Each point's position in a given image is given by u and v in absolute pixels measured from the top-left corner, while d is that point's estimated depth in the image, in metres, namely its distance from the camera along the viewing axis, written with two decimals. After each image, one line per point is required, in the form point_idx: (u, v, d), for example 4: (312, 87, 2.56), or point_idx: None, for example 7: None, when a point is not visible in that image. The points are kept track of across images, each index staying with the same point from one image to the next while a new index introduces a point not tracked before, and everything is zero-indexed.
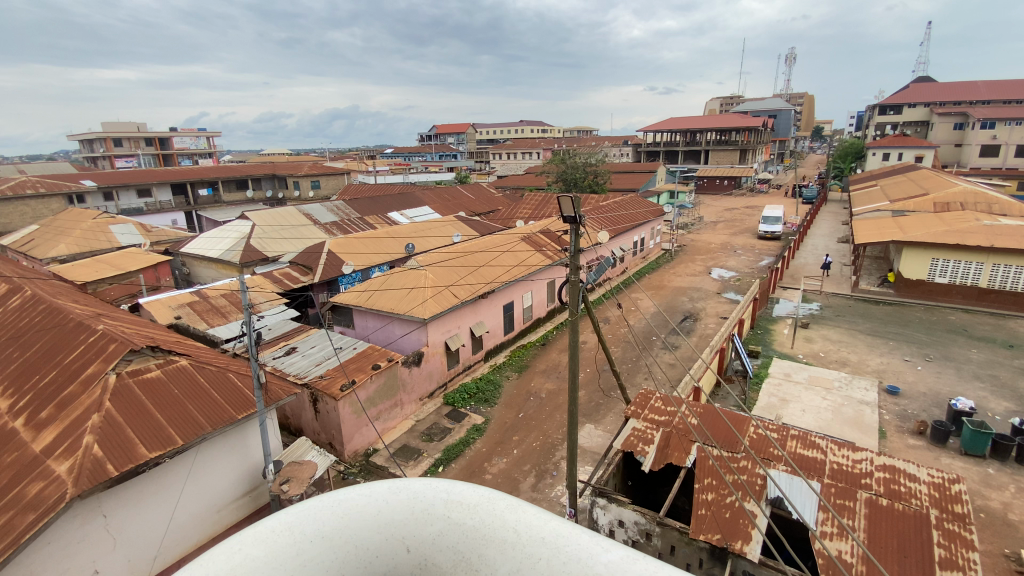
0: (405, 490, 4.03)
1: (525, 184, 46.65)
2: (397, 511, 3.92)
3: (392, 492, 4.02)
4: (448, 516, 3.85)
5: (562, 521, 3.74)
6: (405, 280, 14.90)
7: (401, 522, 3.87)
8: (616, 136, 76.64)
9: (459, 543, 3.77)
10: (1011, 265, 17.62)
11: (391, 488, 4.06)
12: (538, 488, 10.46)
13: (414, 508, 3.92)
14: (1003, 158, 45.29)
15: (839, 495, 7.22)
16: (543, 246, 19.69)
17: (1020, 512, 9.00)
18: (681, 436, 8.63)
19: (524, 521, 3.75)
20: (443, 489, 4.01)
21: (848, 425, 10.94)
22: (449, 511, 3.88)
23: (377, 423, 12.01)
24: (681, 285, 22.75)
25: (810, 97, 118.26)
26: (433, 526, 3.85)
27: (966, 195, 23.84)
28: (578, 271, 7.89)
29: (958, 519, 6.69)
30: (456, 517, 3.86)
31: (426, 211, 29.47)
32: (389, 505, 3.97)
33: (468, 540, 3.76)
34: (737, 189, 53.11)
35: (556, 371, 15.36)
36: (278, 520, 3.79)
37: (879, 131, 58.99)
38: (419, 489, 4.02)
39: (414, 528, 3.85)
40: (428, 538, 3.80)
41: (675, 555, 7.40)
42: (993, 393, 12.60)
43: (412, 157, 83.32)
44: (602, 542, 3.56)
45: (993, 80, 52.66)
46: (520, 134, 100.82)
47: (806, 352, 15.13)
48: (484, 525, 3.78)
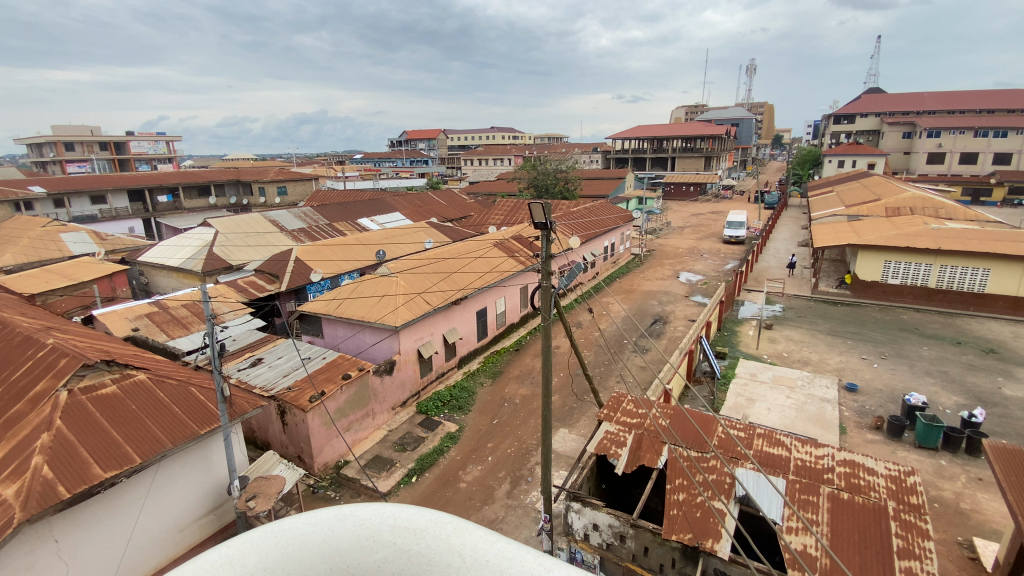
0: (353, 517, 3.86)
1: (496, 190, 46.75)
2: (343, 539, 3.76)
3: (338, 519, 3.86)
4: (394, 543, 3.72)
5: (506, 543, 3.66)
6: (376, 288, 14.68)
7: (346, 550, 3.72)
8: (586, 143, 77.64)
9: (404, 570, 3.62)
10: (957, 265, 18.66)
11: (337, 514, 3.89)
12: (513, 495, 10.43)
13: (360, 535, 3.78)
14: (948, 165, 47.98)
15: (803, 491, 7.45)
16: (516, 252, 19.73)
17: (970, 501, 9.50)
18: (653, 438, 8.77)
19: (469, 543, 3.65)
20: (390, 514, 3.88)
21: (811, 422, 11.35)
22: (396, 537, 3.76)
23: (348, 435, 11.72)
24: (650, 289, 23.21)
25: (770, 107, 122.92)
26: (378, 554, 3.70)
27: (916, 200, 25.10)
28: (550, 277, 7.90)
29: (914, 510, 7.01)
30: (402, 543, 3.73)
31: (396, 216, 29.24)
32: (336, 532, 3.80)
33: (413, 566, 3.61)
34: (702, 196, 54.64)
35: (529, 376, 15.40)
36: (216, 557, 3.53)
37: (834, 139, 61.78)
38: (366, 515, 3.88)
39: (359, 557, 3.69)
40: (373, 565, 3.64)
41: (649, 555, 7.49)
42: (944, 389, 13.26)
43: (382, 163, 82.60)
44: (545, 562, 3.48)
45: (937, 91, 55.81)
46: (491, 139, 101.49)
47: (770, 353, 15.62)
48: (430, 551, 3.66)
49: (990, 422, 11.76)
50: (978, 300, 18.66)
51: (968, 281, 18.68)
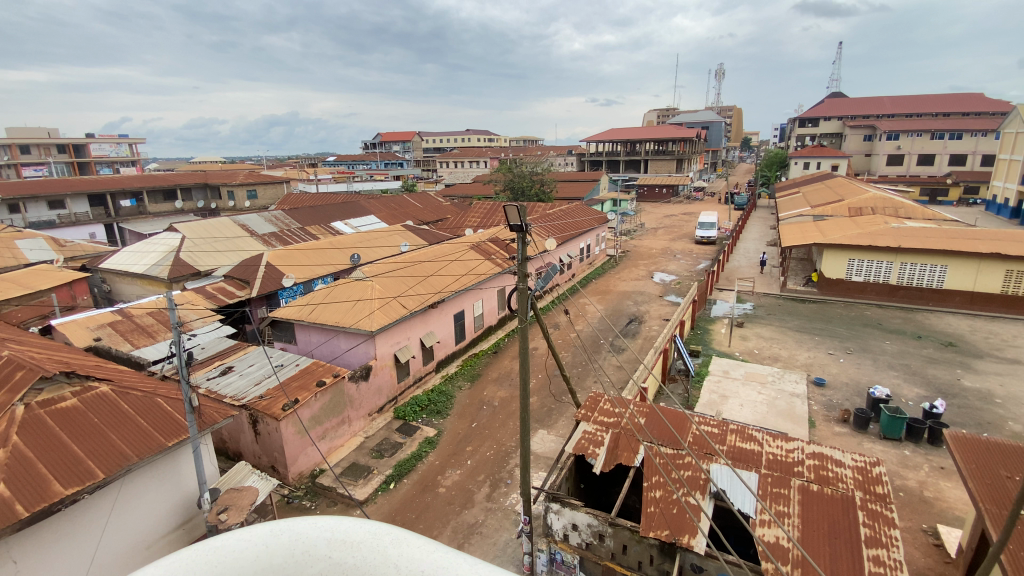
0: (288, 533, 3.43)
1: (472, 192, 46.71)
2: (277, 555, 3.32)
3: (274, 533, 3.43)
4: (329, 558, 3.28)
5: (449, 551, 3.21)
6: (351, 292, 14.46)
7: (278, 567, 3.28)
8: (560, 145, 78.19)
9: None
10: (915, 263, 19.47)
11: (273, 529, 3.47)
12: (493, 498, 10.38)
13: (295, 549, 3.35)
14: (906, 166, 50.08)
15: (774, 483, 7.65)
16: (492, 254, 19.70)
17: (933, 489, 9.90)
18: (630, 437, 8.87)
19: (408, 554, 3.20)
20: (329, 526, 3.45)
21: (782, 416, 11.66)
22: (332, 550, 3.31)
23: (323, 443, 11.48)
24: (625, 289, 23.51)
25: (738, 110, 126.19)
26: (313, 569, 3.26)
27: (877, 200, 26.11)
28: (526, 279, 7.91)
29: (880, 499, 7.28)
30: (338, 557, 3.28)
31: (371, 220, 28.88)
32: (269, 548, 3.38)
33: None
34: (675, 197, 55.76)
35: (507, 379, 15.39)
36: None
37: (799, 142, 63.85)
38: (304, 527, 3.45)
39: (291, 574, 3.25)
40: None
41: (627, 554, 7.56)
42: (906, 381, 13.81)
43: (356, 166, 81.58)
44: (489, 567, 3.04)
45: (896, 96, 58.22)
46: (466, 142, 101.33)
47: (742, 350, 15.99)
48: (367, 564, 3.21)
49: (949, 412, 12.28)
50: (937, 296, 19.50)
51: (927, 278, 19.50)
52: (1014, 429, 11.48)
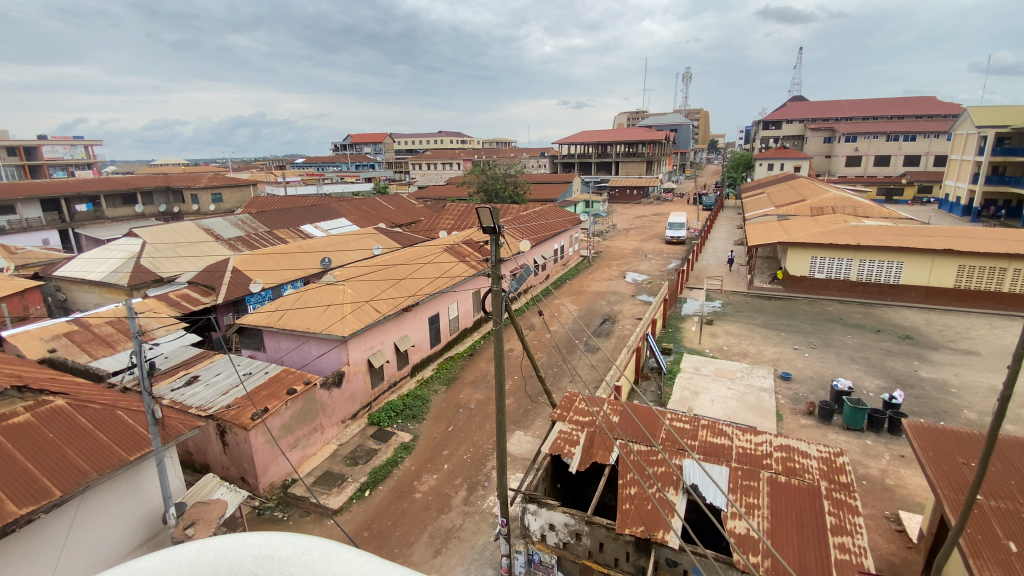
0: (209, 554, 3.17)
1: (445, 194, 46.43)
2: None
3: (198, 554, 3.18)
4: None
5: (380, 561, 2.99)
6: (322, 296, 14.18)
7: None
8: (533, 148, 78.61)
9: None
10: (873, 260, 20.32)
11: (198, 548, 3.23)
12: (470, 501, 10.33)
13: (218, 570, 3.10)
14: (864, 167, 52.23)
15: (744, 477, 7.84)
16: (466, 256, 19.63)
17: (894, 477, 10.32)
18: (605, 435, 8.97)
19: (335, 568, 2.96)
20: (255, 544, 3.21)
21: (751, 411, 11.98)
22: (256, 569, 3.07)
23: (295, 452, 11.21)
24: (599, 289, 23.77)
25: (705, 113, 129.40)
26: None
27: (837, 200, 27.13)
28: (500, 280, 7.87)
29: (844, 488, 7.56)
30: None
31: (342, 222, 28.40)
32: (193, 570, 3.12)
33: None
34: (645, 199, 56.76)
35: (484, 381, 15.34)
36: None
37: (763, 144, 65.91)
38: (230, 546, 3.21)
39: None
40: None
41: (604, 551, 7.63)
42: (867, 373, 14.39)
43: (326, 168, 80.15)
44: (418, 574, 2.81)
45: (853, 99, 60.67)
46: (439, 143, 100.72)
47: (712, 347, 16.36)
48: None
49: (907, 403, 12.84)
50: (894, 291, 20.38)
51: (884, 274, 20.37)
52: (968, 416, 12.10)
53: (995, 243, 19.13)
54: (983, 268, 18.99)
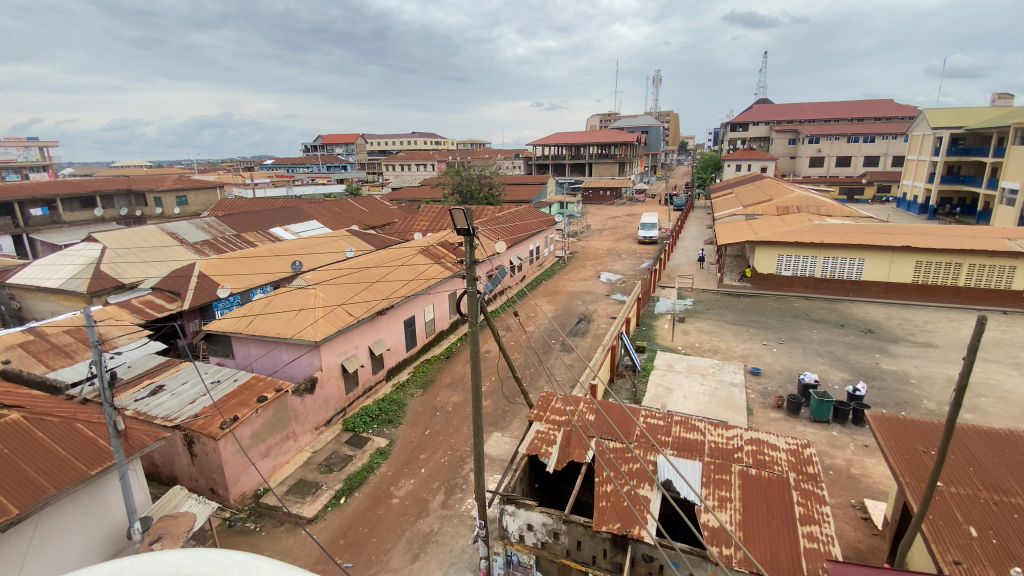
0: (125, 571, 3.13)
1: (420, 196, 46.12)
2: None
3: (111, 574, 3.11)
4: None
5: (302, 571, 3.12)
6: (293, 301, 13.88)
7: None
8: (507, 149, 78.74)
9: None
10: (836, 257, 21.08)
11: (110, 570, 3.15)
12: (448, 504, 10.27)
13: None
14: (827, 167, 54.16)
15: (717, 470, 8.02)
16: (441, 258, 19.52)
17: (858, 466, 10.72)
18: (581, 434, 9.04)
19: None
20: (173, 562, 3.21)
21: (722, 406, 12.28)
22: None
23: (267, 460, 10.94)
24: (574, 289, 23.97)
25: (675, 116, 132.07)
26: None
27: (801, 199, 28.07)
28: (475, 282, 7.86)
29: (811, 478, 7.81)
30: None
31: (313, 225, 27.88)
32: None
33: None
34: (618, 200, 57.53)
35: (460, 383, 15.27)
36: None
37: (731, 146, 67.72)
38: (146, 566, 3.17)
39: None
40: None
41: (582, 549, 7.68)
42: (832, 366, 14.91)
43: (297, 170, 78.59)
44: None
45: (815, 102, 62.85)
46: (412, 145, 99.95)
47: (685, 344, 16.69)
48: None
49: (870, 394, 13.35)
50: (857, 286, 21.17)
51: (847, 270, 21.14)
52: (926, 406, 12.66)
53: (948, 240, 20.08)
54: (938, 263, 19.91)
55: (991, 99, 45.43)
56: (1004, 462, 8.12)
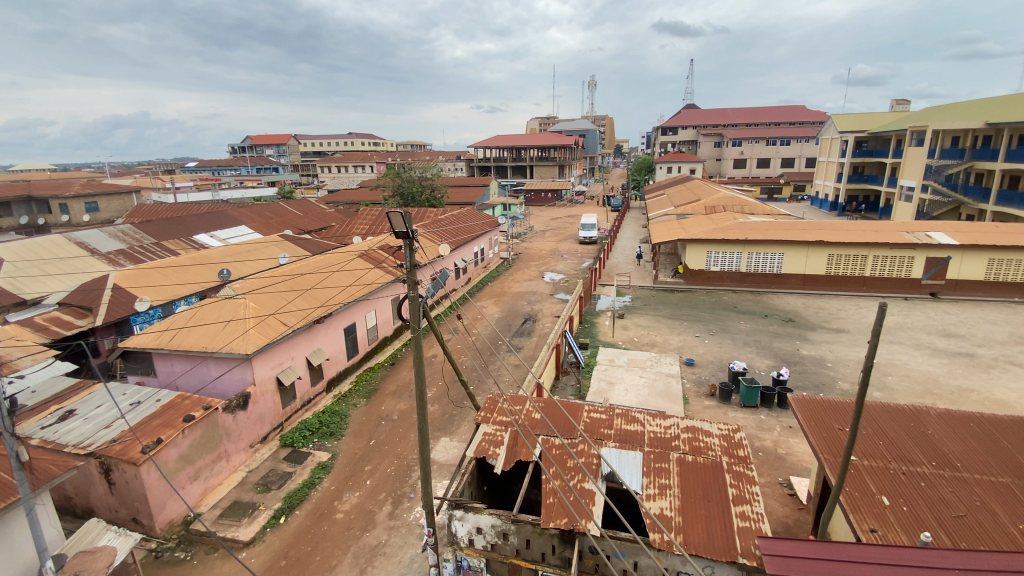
0: None
1: (358, 199, 44.83)
2: None
3: None
4: None
5: None
6: (221, 312, 13.08)
7: None
8: (448, 152, 78.24)
9: None
10: (759, 252, 22.58)
11: None
12: (396, 515, 10.06)
13: None
14: (749, 169, 57.96)
15: (656, 459, 8.37)
16: (382, 262, 19.09)
17: (784, 446, 11.55)
18: (527, 433, 9.14)
19: None
20: None
21: (660, 396, 12.83)
22: None
23: (197, 483, 10.26)
24: (518, 290, 24.19)
25: (609, 120, 136.57)
26: None
27: (727, 199, 29.88)
28: (416, 286, 7.73)
29: (742, 461, 8.33)
30: None
31: (242, 231, 26.39)
32: None
33: None
34: (559, 201, 58.64)
35: (406, 390, 15.01)
36: None
37: (663, 149, 71.07)
38: None
39: None
40: None
41: (531, 547, 7.76)
42: (758, 354, 15.96)
43: (224, 173, 74.00)
44: None
45: (738, 108, 67.21)
46: (349, 146, 97.00)
47: (624, 339, 17.30)
48: None
49: (792, 379, 14.40)
50: (778, 279, 22.77)
51: (769, 264, 22.71)
52: (841, 387, 13.83)
53: (856, 234, 22.03)
54: (846, 256, 21.82)
55: (890, 105, 50.33)
56: (909, 434, 9.03)
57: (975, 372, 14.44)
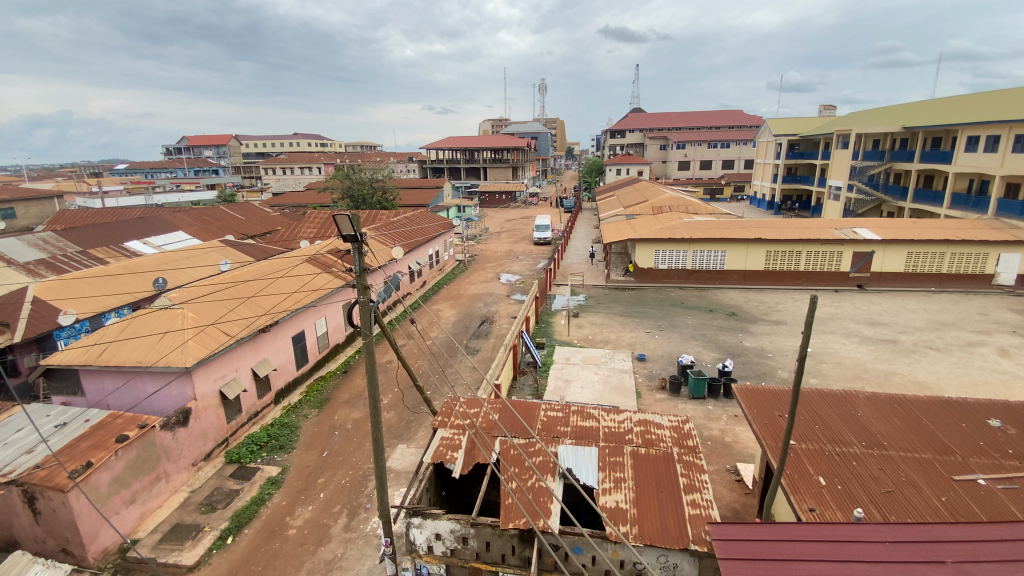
0: None
1: (305, 202, 43.36)
2: None
3: None
4: None
5: None
6: (157, 323, 12.31)
7: None
8: (400, 154, 77.01)
9: None
10: (704, 250, 23.59)
11: None
12: (352, 526, 9.80)
13: None
14: (693, 170, 60.44)
15: (611, 453, 8.58)
16: (331, 267, 18.56)
17: (730, 434, 12.11)
18: (485, 435, 9.14)
19: None
20: None
21: (614, 392, 13.16)
22: None
23: (134, 507, 9.61)
24: (474, 292, 24.16)
25: (560, 123, 138.83)
26: None
27: (673, 199, 31.05)
28: (367, 290, 7.55)
29: (691, 450, 8.67)
30: None
31: (179, 237, 24.95)
32: None
33: None
34: (513, 203, 58.96)
35: (360, 399, 14.65)
36: None
37: (612, 152, 72.93)
38: None
39: None
40: None
41: (491, 550, 7.76)
42: (705, 347, 16.67)
43: (158, 175, 69.63)
44: None
45: (681, 112, 69.99)
46: (295, 147, 93.57)
47: (579, 337, 17.63)
48: None
49: (736, 370, 15.13)
50: (721, 275, 23.85)
51: (712, 261, 23.76)
52: (780, 375, 14.68)
53: (790, 232, 23.42)
54: (783, 252, 23.14)
55: (819, 110, 53.85)
56: (842, 417, 9.69)
57: (898, 357, 15.68)
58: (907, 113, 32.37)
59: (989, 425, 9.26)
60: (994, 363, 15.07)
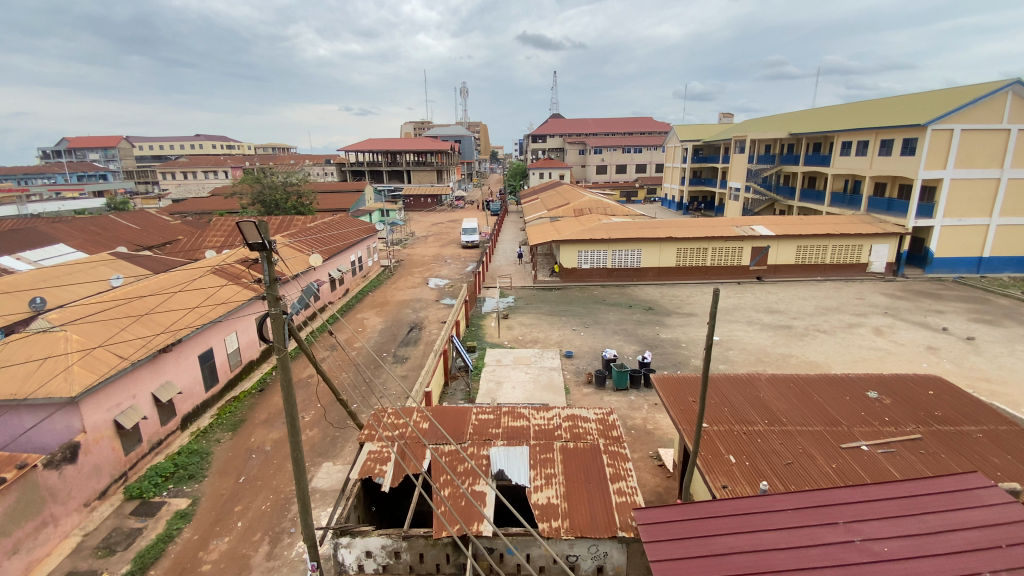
0: None
1: (211, 209, 40.14)
2: None
3: None
4: None
5: None
6: (33, 349, 10.87)
7: None
8: (317, 156, 73.57)
9: None
10: (622, 249, 24.79)
11: None
12: (275, 554, 9.23)
13: None
14: (611, 173, 63.26)
15: (542, 451, 8.77)
16: (241, 279, 17.35)
17: (652, 422, 12.82)
18: (414, 445, 8.99)
19: None
20: None
21: (544, 390, 13.48)
22: None
23: (14, 559, 8.43)
24: (401, 298, 23.66)
25: (483, 127, 139.92)
26: None
27: (592, 202, 32.38)
28: (278, 302, 7.16)
29: (616, 440, 9.07)
30: None
31: (61, 250, 22.16)
32: None
33: None
34: (438, 206, 58.40)
35: (279, 417, 13.83)
36: None
37: (535, 155, 74.59)
38: None
39: None
40: None
41: (425, 561, 7.65)
42: (626, 341, 17.51)
43: (30, 180, 61.35)
44: None
45: (598, 118, 73.11)
46: (197, 148, 86.28)
47: (509, 338, 17.84)
48: None
49: (655, 361, 16.05)
50: (639, 273, 25.16)
51: (630, 260, 25.03)
52: (694, 363, 15.77)
53: (699, 230, 25.21)
54: (693, 249, 24.88)
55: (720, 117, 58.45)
56: (747, 399, 10.60)
57: (793, 340, 17.42)
58: (793, 121, 36.06)
59: (868, 396, 10.56)
60: (870, 341, 17.21)
